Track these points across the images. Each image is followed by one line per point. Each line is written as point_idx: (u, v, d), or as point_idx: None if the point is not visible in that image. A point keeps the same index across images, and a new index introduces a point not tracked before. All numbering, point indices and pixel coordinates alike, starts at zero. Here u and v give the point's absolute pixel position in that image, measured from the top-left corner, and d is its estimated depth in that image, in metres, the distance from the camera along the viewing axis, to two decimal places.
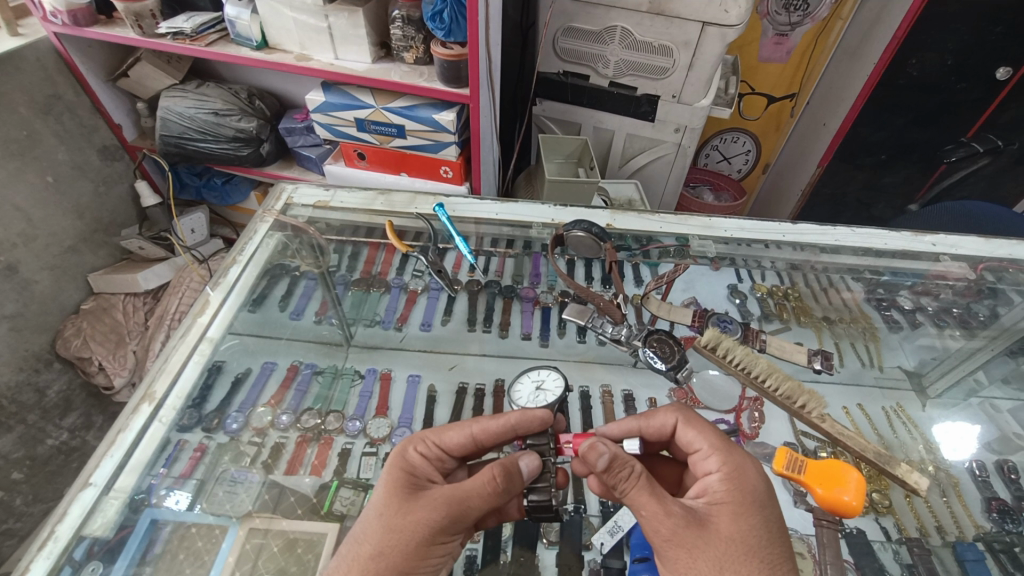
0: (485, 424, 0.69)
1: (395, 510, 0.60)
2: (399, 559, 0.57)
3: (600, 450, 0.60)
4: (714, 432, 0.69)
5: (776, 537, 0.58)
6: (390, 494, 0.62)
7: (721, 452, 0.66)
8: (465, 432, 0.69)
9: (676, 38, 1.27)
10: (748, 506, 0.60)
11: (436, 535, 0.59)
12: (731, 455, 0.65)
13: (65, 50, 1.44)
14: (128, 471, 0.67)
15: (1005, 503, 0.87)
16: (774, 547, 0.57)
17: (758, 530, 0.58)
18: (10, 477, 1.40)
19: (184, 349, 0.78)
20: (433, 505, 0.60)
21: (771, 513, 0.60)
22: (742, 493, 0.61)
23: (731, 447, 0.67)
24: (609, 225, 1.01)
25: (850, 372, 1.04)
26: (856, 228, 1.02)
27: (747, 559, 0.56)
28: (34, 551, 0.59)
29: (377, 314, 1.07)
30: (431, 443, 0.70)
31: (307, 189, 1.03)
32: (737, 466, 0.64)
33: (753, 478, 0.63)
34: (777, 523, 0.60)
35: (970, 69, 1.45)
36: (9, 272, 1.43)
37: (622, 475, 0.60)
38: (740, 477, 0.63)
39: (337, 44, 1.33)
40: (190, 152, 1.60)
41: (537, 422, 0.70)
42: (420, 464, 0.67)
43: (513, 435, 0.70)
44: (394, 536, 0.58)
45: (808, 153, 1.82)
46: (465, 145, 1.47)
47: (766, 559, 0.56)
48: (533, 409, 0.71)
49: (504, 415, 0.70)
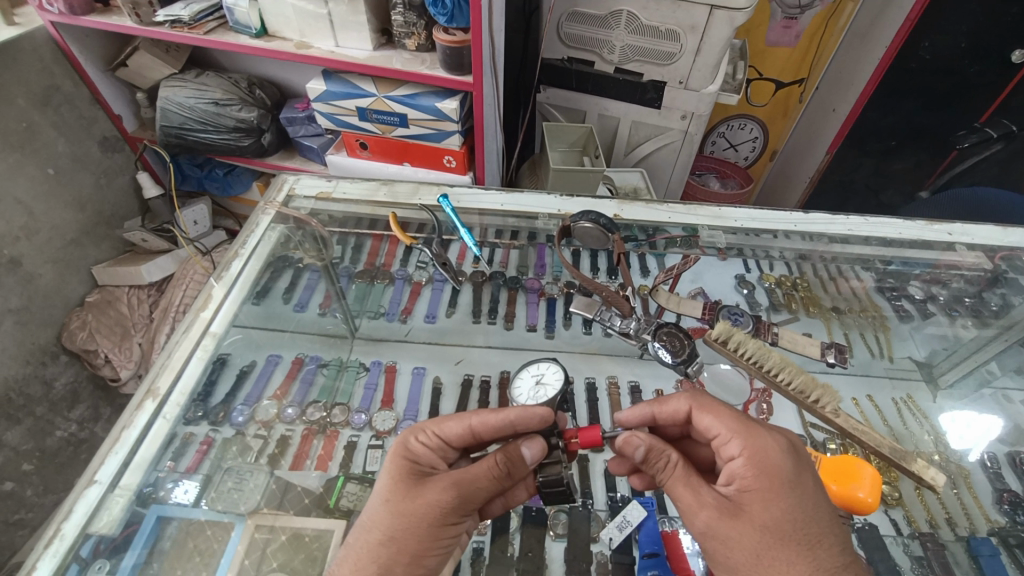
0: (486, 417, 0.67)
1: (402, 496, 0.60)
2: (411, 542, 0.57)
3: (637, 442, 0.63)
4: (731, 416, 0.63)
5: (815, 516, 0.55)
6: (395, 482, 0.62)
7: (740, 434, 0.61)
8: (465, 424, 0.67)
9: (683, 22, 1.25)
10: (777, 489, 0.55)
11: (445, 516, 0.59)
12: (753, 438, 0.60)
13: (62, 39, 1.42)
14: (134, 468, 0.66)
15: (1017, 495, 0.86)
16: (813, 526, 0.54)
17: (793, 514, 0.54)
18: (21, 469, 1.42)
19: (187, 345, 0.77)
20: (440, 488, 0.60)
21: (806, 490, 0.56)
22: (767, 476, 0.57)
23: (752, 428, 0.61)
24: (616, 216, 0.99)
25: (861, 363, 1.02)
26: (868, 217, 1.00)
27: (783, 545, 0.52)
28: (41, 548, 0.59)
29: (382, 306, 1.06)
30: (431, 432, 0.68)
31: (308, 180, 1.01)
32: (760, 447, 0.59)
33: (778, 456, 0.58)
34: (813, 495, 0.56)
35: (984, 52, 1.41)
36: (13, 266, 1.42)
37: (659, 463, 0.62)
38: (764, 459, 0.58)
39: (338, 31, 1.30)
40: (191, 143, 1.59)
41: (536, 420, 0.66)
42: (423, 453, 0.66)
43: (513, 431, 0.67)
44: (404, 520, 0.58)
45: (817, 139, 1.78)
46: (468, 135, 1.44)
47: (804, 541, 0.53)
48: (533, 406, 0.67)
49: (503, 410, 0.66)
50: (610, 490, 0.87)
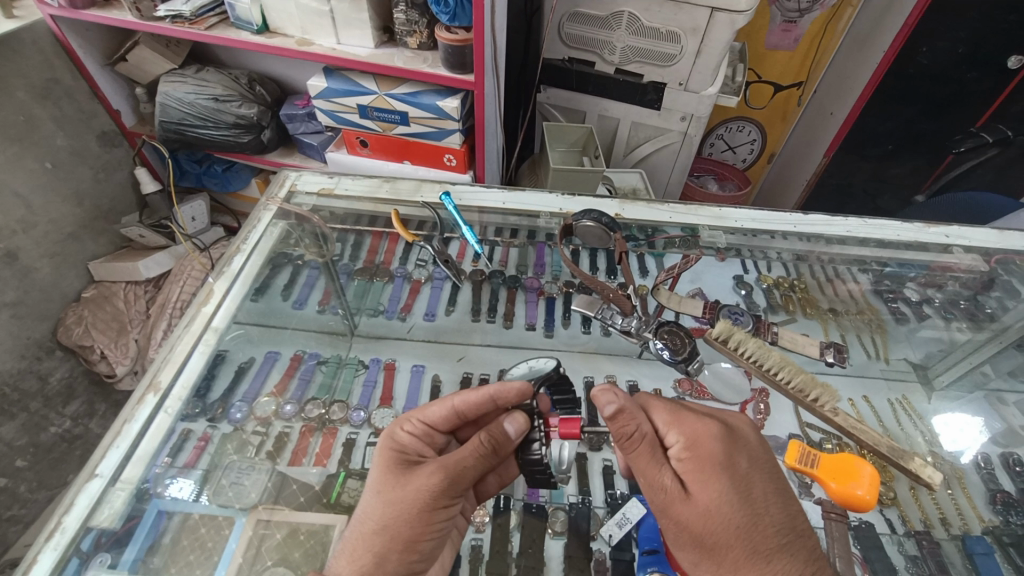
0: (466, 395, 0.67)
1: (392, 485, 0.60)
2: (403, 529, 0.57)
3: (610, 397, 0.63)
4: (665, 408, 0.67)
5: (750, 496, 0.58)
6: (384, 474, 0.62)
7: (675, 424, 0.64)
8: (448, 405, 0.67)
9: (684, 25, 1.25)
10: (712, 471, 0.59)
11: (437, 500, 0.59)
12: (686, 426, 0.64)
13: (61, 32, 1.41)
14: (135, 461, 0.67)
15: (1009, 495, 0.87)
16: (749, 504, 0.57)
17: (730, 494, 0.57)
18: (15, 464, 1.41)
19: (189, 340, 0.78)
20: (428, 473, 0.59)
21: (738, 470, 0.60)
22: (702, 459, 0.60)
23: (687, 416, 0.65)
24: (618, 215, 1.00)
25: (857, 365, 1.02)
26: (867, 219, 1.02)
27: (724, 525, 0.56)
28: (42, 542, 0.60)
29: (381, 303, 1.05)
30: (417, 421, 0.68)
31: (310, 176, 1.02)
32: (693, 434, 0.63)
33: (711, 441, 0.62)
34: (745, 474, 0.60)
35: (981, 57, 1.42)
36: (10, 260, 1.41)
37: (628, 431, 0.63)
38: (698, 445, 0.61)
39: (340, 29, 1.31)
40: (189, 139, 1.58)
41: (514, 393, 0.66)
42: (410, 442, 0.66)
43: (495, 407, 0.67)
44: (394, 508, 0.58)
45: (815, 141, 1.79)
46: (469, 134, 1.44)
47: (742, 521, 0.56)
48: (510, 382, 0.68)
49: (481, 386, 0.67)
50: (609, 488, 0.87)
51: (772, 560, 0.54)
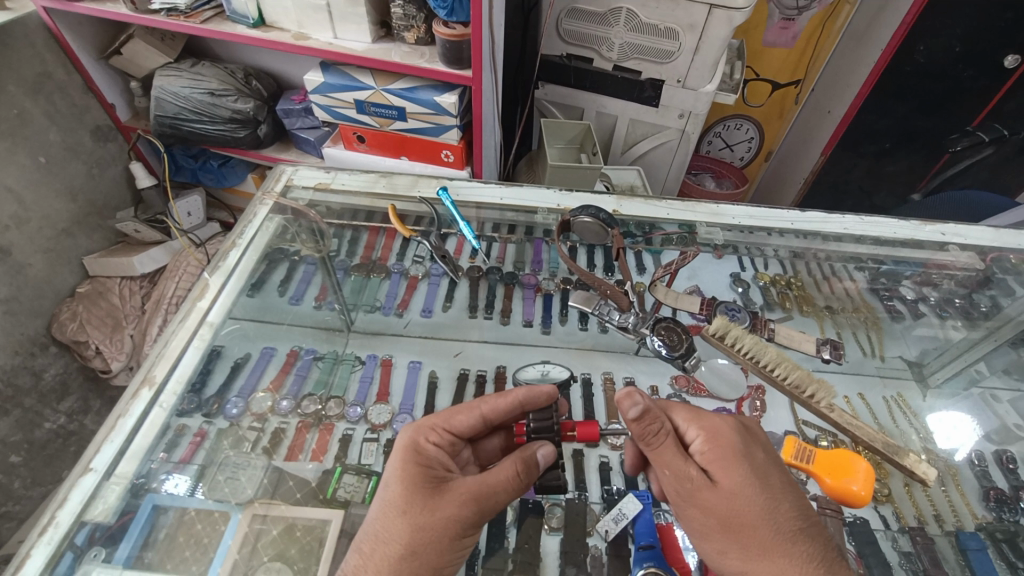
0: (495, 403, 0.70)
1: (420, 507, 0.59)
2: (432, 556, 0.57)
3: (635, 399, 0.62)
4: (683, 406, 0.68)
5: (769, 481, 0.60)
6: (410, 492, 0.60)
7: (695, 419, 0.65)
8: (476, 415, 0.69)
9: (682, 21, 1.25)
10: (734, 459, 0.61)
11: (463, 530, 0.59)
12: (706, 420, 0.65)
13: (55, 26, 1.40)
14: (129, 457, 0.67)
15: (1002, 492, 0.88)
16: (770, 489, 0.59)
17: (754, 480, 0.59)
18: (9, 460, 1.40)
19: (184, 334, 0.77)
20: (459, 501, 0.60)
21: (757, 459, 0.62)
22: (723, 449, 0.62)
23: (703, 412, 0.67)
24: (615, 211, 1.00)
25: (852, 362, 1.03)
26: (862, 217, 1.02)
27: (750, 510, 0.57)
28: (34, 537, 0.59)
29: (377, 300, 1.06)
30: (442, 431, 0.68)
31: (306, 170, 1.01)
32: (712, 428, 0.64)
33: (729, 433, 0.64)
34: (763, 462, 0.62)
35: (976, 56, 1.42)
36: (3, 255, 1.40)
37: (654, 429, 0.63)
38: (718, 437, 0.63)
39: (336, 23, 1.30)
40: (184, 133, 1.57)
41: (544, 396, 0.73)
42: (434, 454, 0.65)
43: (519, 412, 0.72)
44: (424, 535, 0.57)
45: (813, 139, 1.80)
46: (466, 130, 1.45)
47: (766, 505, 0.58)
48: (538, 385, 0.74)
49: (511, 393, 0.71)
50: (605, 484, 0.88)
51: (796, 540, 0.56)
